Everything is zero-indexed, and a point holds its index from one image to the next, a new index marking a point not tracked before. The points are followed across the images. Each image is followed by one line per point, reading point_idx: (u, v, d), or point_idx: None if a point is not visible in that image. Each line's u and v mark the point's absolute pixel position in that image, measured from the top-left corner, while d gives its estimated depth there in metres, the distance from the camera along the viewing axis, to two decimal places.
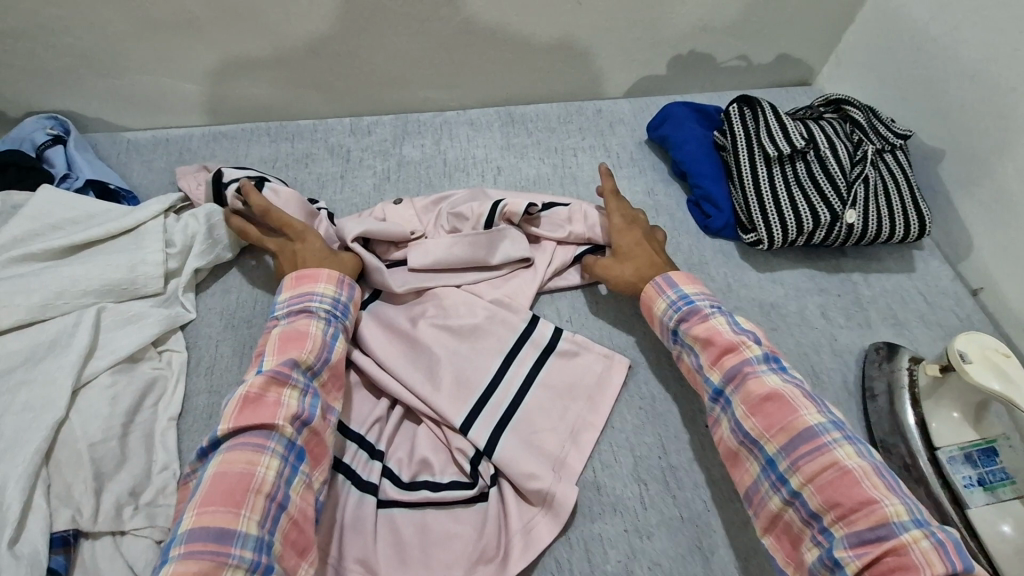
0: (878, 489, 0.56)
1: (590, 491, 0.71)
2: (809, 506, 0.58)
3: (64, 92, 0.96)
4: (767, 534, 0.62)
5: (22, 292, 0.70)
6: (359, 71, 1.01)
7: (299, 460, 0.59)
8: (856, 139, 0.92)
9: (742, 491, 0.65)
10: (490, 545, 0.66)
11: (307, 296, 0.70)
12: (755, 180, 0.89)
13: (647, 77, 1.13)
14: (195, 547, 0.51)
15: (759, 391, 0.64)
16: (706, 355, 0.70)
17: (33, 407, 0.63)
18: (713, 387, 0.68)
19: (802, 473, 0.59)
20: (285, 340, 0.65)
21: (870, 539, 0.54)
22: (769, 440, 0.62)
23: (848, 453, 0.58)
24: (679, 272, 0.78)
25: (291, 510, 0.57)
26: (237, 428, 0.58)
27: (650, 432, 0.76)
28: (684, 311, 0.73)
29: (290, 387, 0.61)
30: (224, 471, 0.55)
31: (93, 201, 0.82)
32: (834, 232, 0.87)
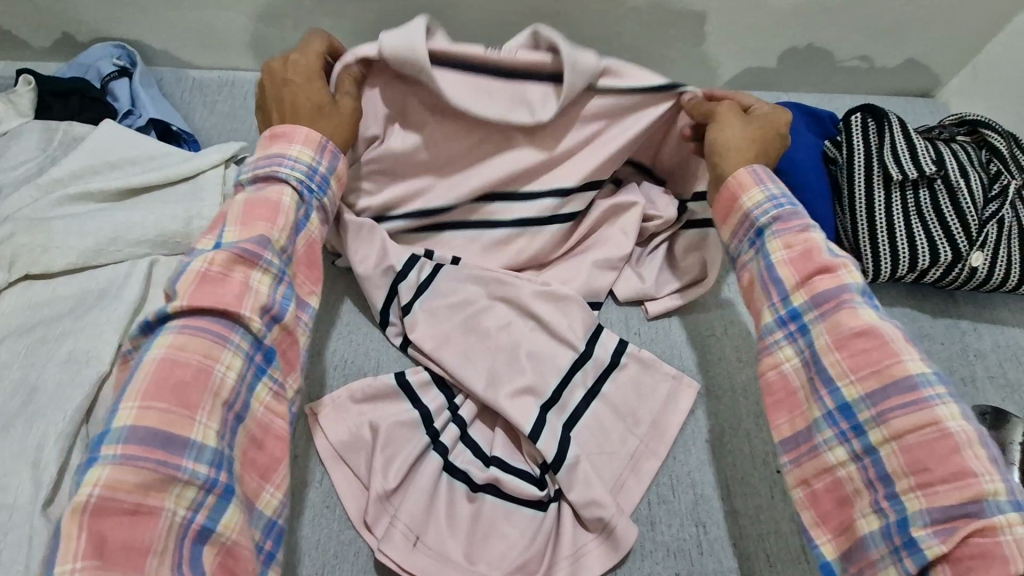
0: (977, 460, 0.49)
1: (642, 526, 0.65)
2: (883, 467, 0.52)
3: (134, 20, 0.91)
4: (811, 487, 0.57)
5: (77, 234, 0.66)
6: (441, 29, 0.93)
7: (265, 362, 0.55)
8: (993, 170, 0.80)
9: (788, 432, 0.59)
10: (534, 559, 0.61)
11: (278, 160, 0.62)
12: (869, 204, 0.79)
13: (752, 69, 1.01)
14: (135, 450, 0.45)
15: (852, 324, 0.55)
16: (790, 269, 0.60)
17: (75, 358, 0.60)
18: (790, 310, 0.59)
19: (887, 427, 0.52)
20: (252, 209, 0.58)
21: (956, 516, 0.48)
22: (852, 383, 0.55)
23: (951, 413, 0.50)
24: (771, 171, 0.67)
25: (248, 422, 0.54)
26: (193, 310, 0.51)
27: (716, 469, 0.69)
28: (776, 211, 0.62)
29: (260, 271, 0.55)
30: (172, 359, 0.49)
31: (153, 142, 0.78)
32: (952, 274, 0.77)
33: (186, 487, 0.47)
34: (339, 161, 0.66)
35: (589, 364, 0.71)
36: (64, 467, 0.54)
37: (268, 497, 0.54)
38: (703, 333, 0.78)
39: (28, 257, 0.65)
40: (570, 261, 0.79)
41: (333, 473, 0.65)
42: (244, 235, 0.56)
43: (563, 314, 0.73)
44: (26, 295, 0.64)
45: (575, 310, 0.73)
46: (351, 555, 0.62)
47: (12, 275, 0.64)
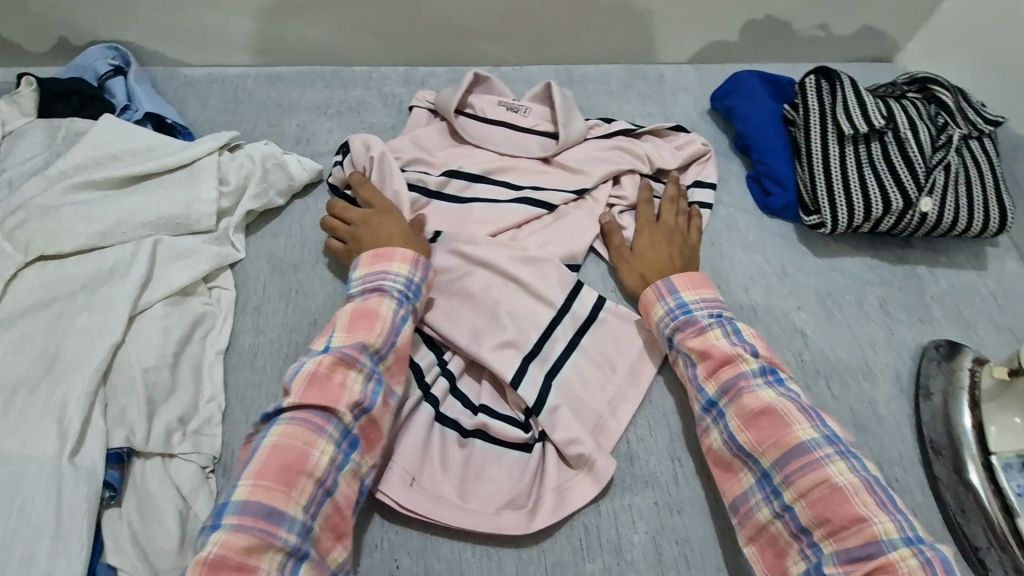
0: (867, 506, 0.55)
1: (622, 464, 0.70)
2: (800, 521, 0.57)
3: (126, 22, 0.96)
4: (750, 545, 0.61)
5: (85, 219, 0.72)
6: (417, 17, 0.98)
7: (352, 449, 0.58)
8: (940, 122, 0.85)
9: (728, 502, 0.63)
10: (522, 494, 0.67)
11: (382, 275, 0.68)
12: (825, 159, 0.84)
13: (715, 42, 1.07)
14: (246, 521, 0.51)
15: (753, 405, 0.62)
16: (701, 367, 0.68)
17: (90, 329, 0.65)
18: (706, 398, 0.66)
19: (795, 488, 0.58)
20: (356, 318, 0.64)
21: (858, 557, 0.53)
22: (762, 454, 0.61)
23: (840, 470, 0.57)
24: (682, 276, 0.74)
25: (337, 497, 0.57)
26: (299, 403, 0.57)
27: (689, 410, 0.74)
28: (680, 320, 0.71)
29: (356, 370, 0.60)
30: (282, 446, 0.55)
31: (150, 134, 0.82)
32: (906, 220, 0.81)
33: (276, 552, 0.51)
34: (431, 272, 0.71)
35: (567, 321, 0.76)
36: (86, 424, 0.60)
37: (337, 554, 0.56)
38: None
39: (41, 241, 0.70)
40: (553, 227, 0.84)
41: None
42: (346, 342, 0.62)
43: (542, 276, 0.78)
44: (40, 276, 0.69)
45: (553, 273, 0.79)
46: None
47: (27, 258, 0.70)
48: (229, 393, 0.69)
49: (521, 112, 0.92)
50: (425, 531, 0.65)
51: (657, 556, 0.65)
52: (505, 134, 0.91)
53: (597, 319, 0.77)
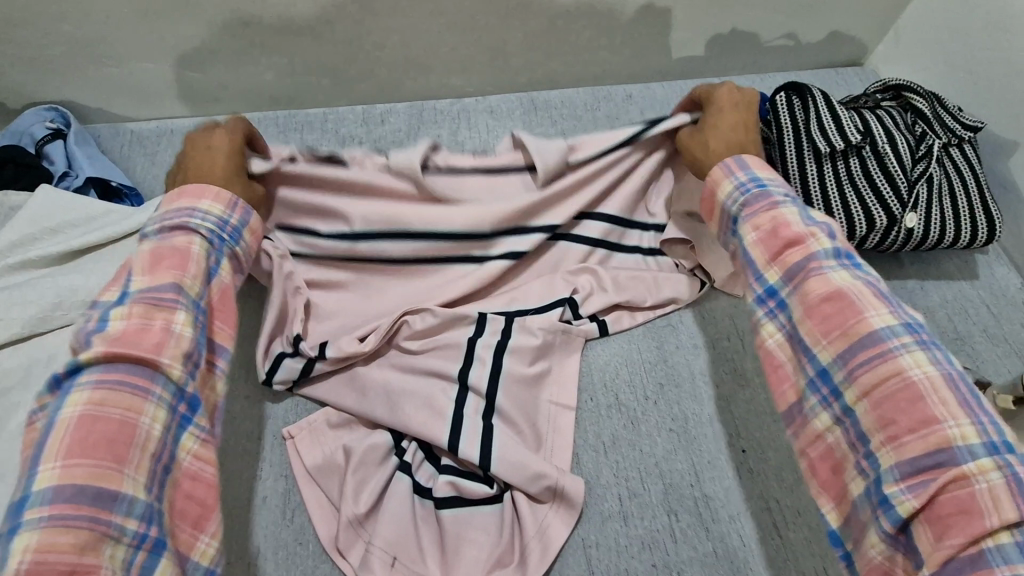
0: (944, 408, 0.50)
1: (616, 523, 0.66)
2: (859, 428, 0.54)
3: (64, 80, 0.91)
4: (801, 455, 0.59)
5: (19, 304, 0.66)
6: (371, 56, 0.95)
7: (191, 410, 0.54)
8: (918, 132, 0.81)
9: (782, 409, 0.61)
10: (506, 551, 0.63)
11: (188, 212, 0.62)
12: (803, 179, 0.80)
13: (682, 59, 1.04)
14: (63, 510, 0.45)
15: (818, 291, 0.57)
16: (762, 249, 0.62)
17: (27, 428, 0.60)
18: (766, 287, 0.62)
19: (859, 387, 0.54)
20: (160, 258, 0.58)
21: (926, 467, 0.50)
22: (825, 346, 0.56)
23: (914, 363, 0.52)
24: (753, 157, 0.68)
25: (175, 470, 0.53)
26: (108, 358, 0.51)
27: (683, 457, 0.70)
28: (750, 195, 0.64)
29: (181, 313, 0.55)
30: (95, 416, 0.48)
31: (91, 202, 0.78)
32: (891, 236, 0.78)
33: (117, 545, 0.46)
34: (252, 216, 0.67)
35: (532, 359, 0.73)
36: None
37: (204, 546, 0.53)
38: (658, 324, 0.80)
39: None
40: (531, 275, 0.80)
41: (308, 497, 0.66)
42: (152, 284, 0.56)
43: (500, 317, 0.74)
44: None
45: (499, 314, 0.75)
46: None
47: None
48: None
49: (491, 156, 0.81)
50: None
51: None
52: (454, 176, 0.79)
53: (563, 361, 0.75)
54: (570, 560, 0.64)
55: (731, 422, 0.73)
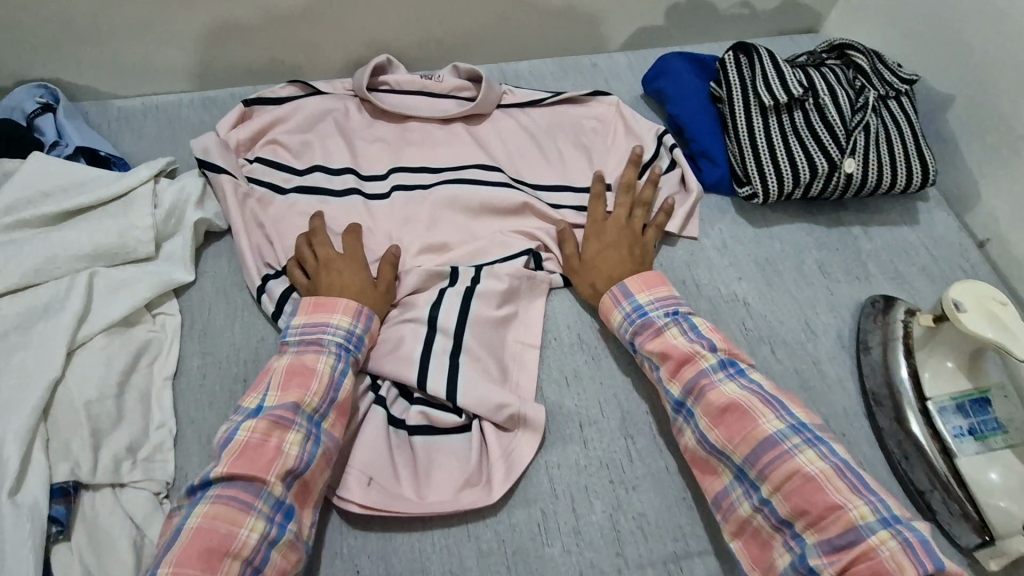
0: (841, 493, 0.57)
1: (576, 447, 0.71)
2: (778, 513, 0.59)
3: (51, 58, 0.95)
4: (737, 540, 0.62)
5: (15, 259, 0.71)
6: (344, 30, 0.99)
7: (287, 518, 0.58)
8: (858, 86, 0.87)
9: (709, 498, 0.65)
10: (475, 472, 0.69)
11: (321, 327, 0.68)
12: (750, 131, 0.86)
13: (642, 29, 1.09)
14: None
15: (717, 402, 0.64)
16: (664, 368, 0.69)
17: (27, 367, 0.65)
18: (674, 399, 0.68)
19: (769, 481, 0.59)
20: (291, 375, 0.64)
21: (840, 546, 0.55)
22: (732, 451, 0.62)
23: (808, 458, 0.59)
24: (637, 277, 0.76)
25: (266, 571, 0.56)
26: (228, 475, 0.57)
27: (640, 389, 0.76)
28: (638, 323, 0.73)
29: (293, 433, 0.60)
30: (208, 526, 0.55)
31: (81, 168, 0.82)
32: (833, 182, 0.83)
33: None
34: (374, 322, 0.72)
35: (499, 303, 0.78)
36: (26, 462, 0.59)
37: None
38: None
39: None
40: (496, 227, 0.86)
41: None
42: (280, 401, 0.62)
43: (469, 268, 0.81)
44: None
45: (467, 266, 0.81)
46: (308, 509, 0.67)
47: None
48: (179, 418, 0.69)
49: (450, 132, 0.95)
50: (382, 529, 0.66)
51: (615, 532, 0.66)
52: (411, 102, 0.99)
53: (528, 306, 0.80)
54: (534, 479, 0.69)
55: None
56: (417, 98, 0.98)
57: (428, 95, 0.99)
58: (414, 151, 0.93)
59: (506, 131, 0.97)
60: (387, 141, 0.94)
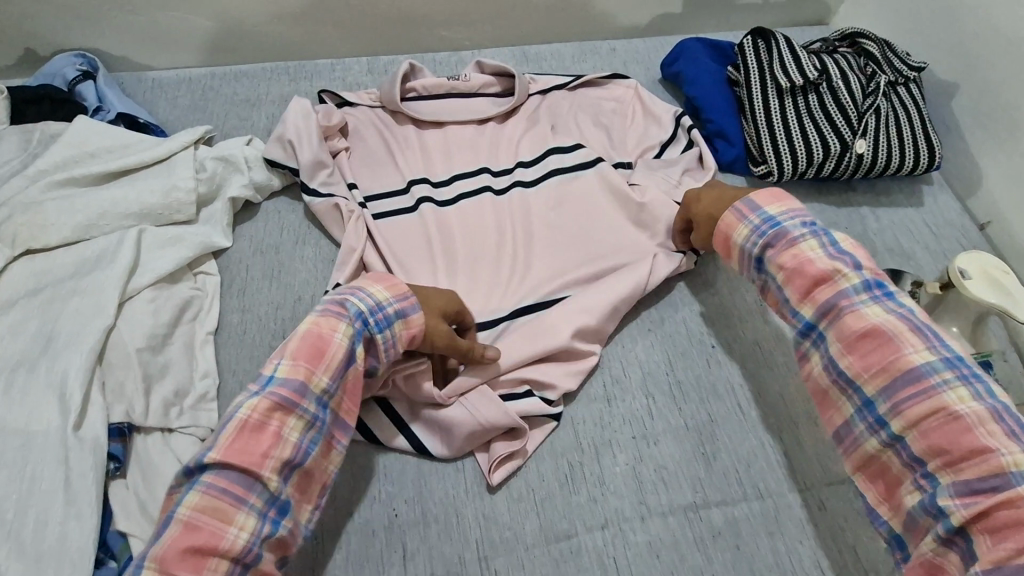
0: (993, 437, 0.56)
1: (599, 404, 0.75)
2: (912, 451, 0.60)
3: (91, 27, 0.98)
4: (859, 476, 0.65)
5: (68, 212, 0.74)
6: (376, 8, 1.03)
7: (281, 513, 0.56)
8: (869, 71, 0.92)
9: (833, 432, 0.67)
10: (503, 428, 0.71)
11: (350, 293, 0.65)
12: (766, 112, 0.90)
13: (660, 16, 1.13)
14: None
15: (858, 328, 0.63)
16: (793, 288, 0.69)
17: (82, 314, 0.67)
18: (805, 323, 0.68)
19: (905, 418, 0.60)
20: (305, 346, 0.60)
21: (979, 489, 0.55)
22: (867, 381, 0.63)
23: (959, 397, 0.58)
24: (760, 193, 0.74)
25: (259, 566, 0.55)
26: (222, 464, 0.54)
27: (659, 351, 0.80)
28: (769, 235, 0.71)
29: (295, 418, 0.58)
30: (195, 522, 0.52)
31: (125, 131, 0.85)
32: (844, 162, 0.88)
33: None
34: (413, 308, 0.67)
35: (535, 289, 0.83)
36: (86, 400, 0.63)
37: None
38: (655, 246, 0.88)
39: (27, 235, 0.72)
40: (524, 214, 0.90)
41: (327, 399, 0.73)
42: (290, 378, 0.58)
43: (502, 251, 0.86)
44: (30, 266, 0.72)
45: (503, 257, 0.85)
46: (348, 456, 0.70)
47: (13, 252, 0.72)
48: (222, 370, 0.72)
49: (497, 144, 0.97)
50: (417, 476, 0.69)
51: (637, 482, 0.70)
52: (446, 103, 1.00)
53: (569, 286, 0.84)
54: (560, 432, 0.73)
55: (703, 322, 0.83)
56: (450, 101, 1.00)
57: (460, 95, 1.01)
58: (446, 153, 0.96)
59: (536, 127, 0.99)
60: (420, 144, 0.96)
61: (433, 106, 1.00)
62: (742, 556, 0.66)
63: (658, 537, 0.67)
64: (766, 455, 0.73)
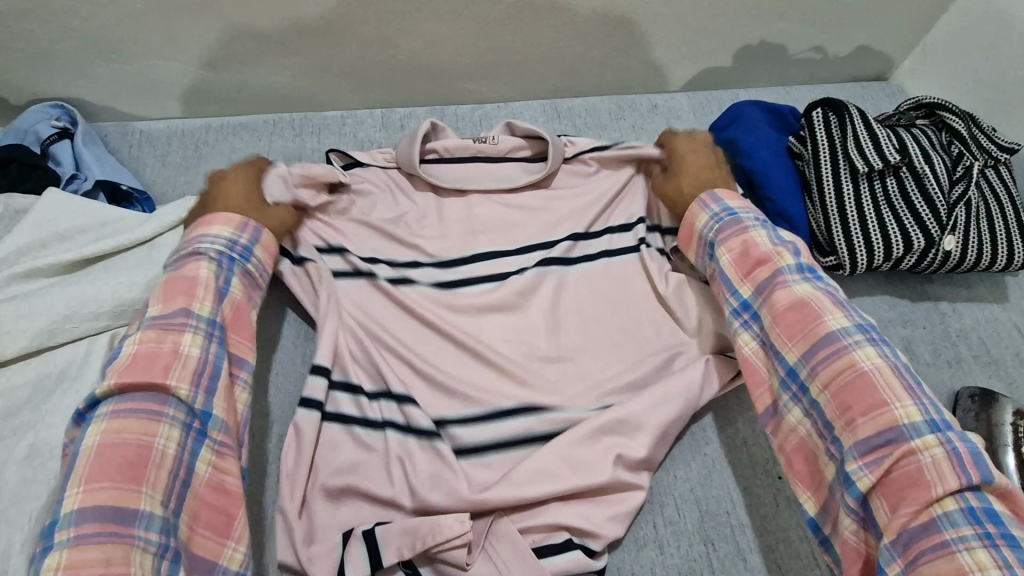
0: (891, 392, 0.54)
1: (653, 552, 0.64)
2: (824, 415, 0.57)
3: (70, 76, 0.87)
4: (781, 454, 0.61)
5: (28, 316, 0.63)
6: (395, 59, 0.92)
7: (206, 425, 0.56)
8: (955, 152, 0.81)
9: (758, 409, 0.63)
10: None
11: (199, 238, 0.66)
12: (839, 197, 0.79)
13: (707, 70, 1.02)
14: (88, 530, 0.47)
15: (786, 299, 0.62)
16: (735, 267, 0.68)
17: (37, 452, 0.56)
18: (740, 300, 0.66)
19: (819, 380, 0.58)
20: (172, 287, 0.61)
21: (879, 446, 0.52)
22: (790, 348, 0.60)
23: (867, 355, 0.56)
24: (726, 191, 0.76)
25: (196, 483, 0.54)
26: (121, 389, 0.53)
27: (718, 483, 0.68)
28: (726, 222, 0.71)
29: (189, 334, 0.58)
30: (114, 442, 0.51)
31: (104, 207, 0.74)
32: (928, 259, 0.77)
33: (145, 554, 0.48)
34: (262, 234, 0.70)
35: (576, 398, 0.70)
36: None
37: (232, 553, 0.54)
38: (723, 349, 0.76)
39: None
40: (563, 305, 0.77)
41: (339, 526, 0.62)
42: (163, 311, 0.60)
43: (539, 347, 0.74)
44: None
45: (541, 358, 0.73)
46: None
47: None
48: None
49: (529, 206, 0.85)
50: None
51: None
52: (471, 167, 0.88)
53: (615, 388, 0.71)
54: None
55: (765, 445, 0.71)
56: (473, 166, 0.87)
57: (486, 160, 0.88)
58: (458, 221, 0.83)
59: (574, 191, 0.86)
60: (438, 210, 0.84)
61: (456, 171, 0.87)
62: None
63: None
64: None
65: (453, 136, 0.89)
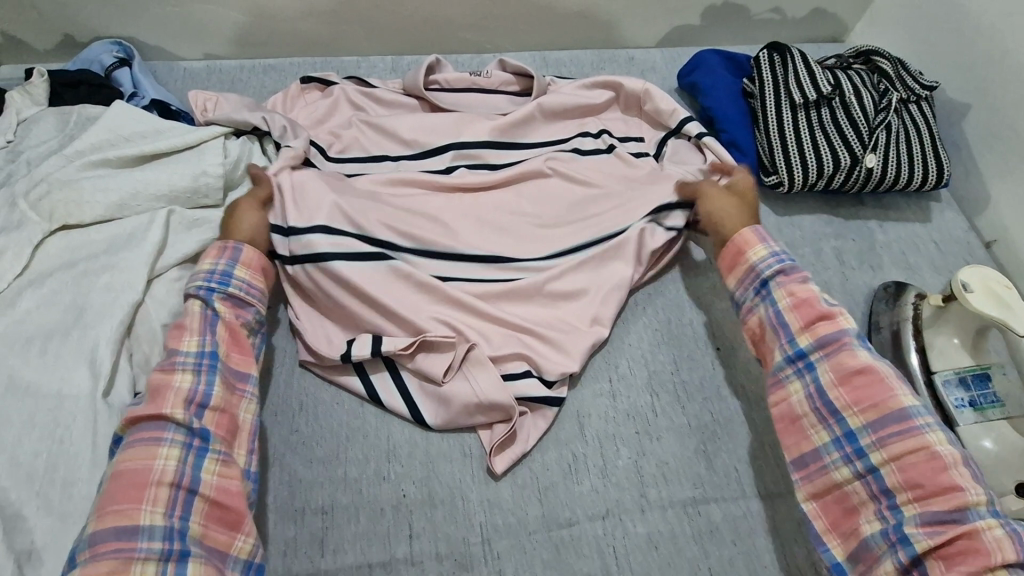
0: (963, 478, 0.58)
1: (605, 398, 0.77)
2: (883, 483, 0.61)
3: (128, 17, 1.01)
4: (812, 503, 0.65)
5: (102, 191, 0.77)
6: (403, 10, 1.06)
7: (205, 440, 0.60)
8: (882, 88, 0.94)
9: (795, 457, 0.67)
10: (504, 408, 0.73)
11: (193, 276, 0.70)
12: (780, 125, 0.92)
13: (679, 27, 1.16)
14: (101, 548, 0.53)
15: (854, 363, 0.65)
16: (796, 316, 0.69)
17: (112, 288, 0.70)
18: (796, 349, 0.68)
19: (886, 451, 0.62)
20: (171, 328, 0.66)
21: (943, 520, 0.57)
22: (854, 413, 0.64)
23: (939, 439, 0.60)
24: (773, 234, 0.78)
25: (204, 491, 0.59)
26: (129, 423, 0.60)
27: (664, 351, 0.82)
28: (783, 267, 0.73)
29: (179, 371, 0.62)
30: (124, 470, 0.57)
31: (159, 119, 0.87)
32: (854, 175, 0.90)
33: (147, 562, 0.53)
34: (244, 251, 0.71)
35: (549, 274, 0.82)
36: (115, 367, 0.66)
37: (241, 544, 0.59)
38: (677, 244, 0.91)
39: (63, 210, 0.76)
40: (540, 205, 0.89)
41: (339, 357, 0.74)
42: (166, 352, 0.64)
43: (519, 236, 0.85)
44: (65, 241, 0.76)
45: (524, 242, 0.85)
46: (361, 436, 0.73)
47: (50, 227, 0.75)
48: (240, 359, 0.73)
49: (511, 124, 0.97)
50: (425, 460, 0.71)
51: (638, 476, 0.72)
52: (466, 97, 1.02)
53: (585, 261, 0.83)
54: (566, 424, 0.75)
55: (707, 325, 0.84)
56: (468, 95, 1.01)
57: (480, 91, 1.02)
58: (430, 120, 0.94)
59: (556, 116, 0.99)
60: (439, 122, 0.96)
61: (451, 98, 1.01)
62: (738, 552, 0.68)
63: (658, 530, 0.69)
64: (766, 458, 0.74)
65: (453, 71, 1.03)
